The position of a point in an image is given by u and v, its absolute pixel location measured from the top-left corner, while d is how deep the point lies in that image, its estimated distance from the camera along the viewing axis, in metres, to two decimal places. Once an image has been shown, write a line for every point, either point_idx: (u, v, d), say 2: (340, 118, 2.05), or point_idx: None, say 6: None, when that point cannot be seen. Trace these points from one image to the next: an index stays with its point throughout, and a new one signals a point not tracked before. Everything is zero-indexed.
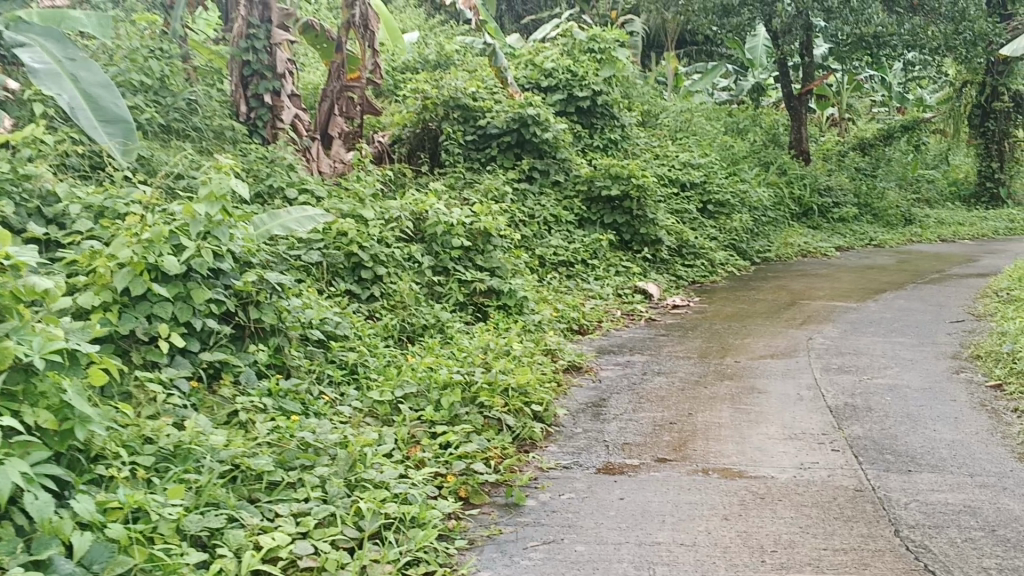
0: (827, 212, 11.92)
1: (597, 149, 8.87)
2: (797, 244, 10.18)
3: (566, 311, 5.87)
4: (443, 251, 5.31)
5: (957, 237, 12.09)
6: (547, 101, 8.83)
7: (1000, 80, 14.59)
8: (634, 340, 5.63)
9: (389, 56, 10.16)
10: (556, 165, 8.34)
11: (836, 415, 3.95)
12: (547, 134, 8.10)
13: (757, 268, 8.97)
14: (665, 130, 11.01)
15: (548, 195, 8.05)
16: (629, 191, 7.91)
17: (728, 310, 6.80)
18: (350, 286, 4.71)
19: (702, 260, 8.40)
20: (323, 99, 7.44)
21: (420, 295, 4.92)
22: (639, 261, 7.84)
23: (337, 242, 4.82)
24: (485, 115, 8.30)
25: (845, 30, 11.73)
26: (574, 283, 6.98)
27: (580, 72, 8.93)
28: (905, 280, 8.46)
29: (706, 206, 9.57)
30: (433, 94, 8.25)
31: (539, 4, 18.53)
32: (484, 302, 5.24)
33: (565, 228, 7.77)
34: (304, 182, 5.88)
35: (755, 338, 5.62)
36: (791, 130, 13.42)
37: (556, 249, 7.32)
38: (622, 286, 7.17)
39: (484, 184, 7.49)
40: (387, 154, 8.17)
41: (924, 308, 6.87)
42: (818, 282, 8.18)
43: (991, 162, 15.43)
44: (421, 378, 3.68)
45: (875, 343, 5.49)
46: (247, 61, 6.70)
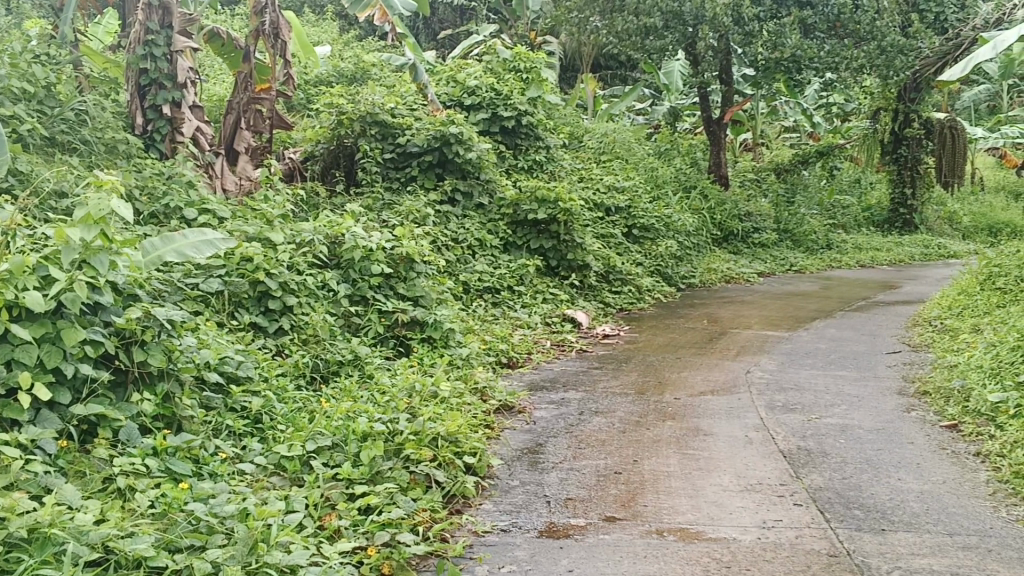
0: (749, 237, 11.83)
1: (521, 170, 8.54)
2: (720, 270, 10.00)
3: (493, 343, 5.48)
4: (360, 278, 4.86)
5: (875, 263, 12.12)
6: (470, 120, 8.46)
7: (912, 107, 14.83)
8: (566, 374, 5.27)
9: (302, 70, 9.69)
10: (480, 187, 7.98)
11: (793, 462, 3.64)
12: (471, 154, 7.73)
13: (684, 295, 8.74)
14: (588, 152, 10.77)
15: (472, 217, 7.66)
16: (557, 214, 7.59)
17: (661, 340, 6.50)
18: (255, 317, 4.24)
19: (630, 286, 8.12)
20: (228, 111, 6.99)
21: (334, 328, 4.47)
22: (566, 288, 7.51)
23: (241, 268, 4.34)
24: (405, 132, 7.90)
25: (765, 53, 11.72)
26: (500, 310, 6.61)
27: (504, 91, 8.60)
28: (833, 307, 8.33)
29: (631, 230, 9.31)
30: (349, 109, 7.83)
31: (456, 23, 18.20)
32: (407, 334, 4.79)
33: (490, 252, 7.39)
34: (206, 203, 5.40)
35: (694, 371, 5.32)
36: (710, 155, 13.34)
37: (482, 274, 6.93)
38: (550, 314, 6.83)
39: (405, 205, 7.06)
40: (300, 171, 7.91)
41: (858, 338, 6.69)
42: (748, 310, 7.97)
43: (904, 189, 15.68)
44: (336, 428, 3.23)
45: (818, 376, 5.25)
46: (145, 69, 6.17)
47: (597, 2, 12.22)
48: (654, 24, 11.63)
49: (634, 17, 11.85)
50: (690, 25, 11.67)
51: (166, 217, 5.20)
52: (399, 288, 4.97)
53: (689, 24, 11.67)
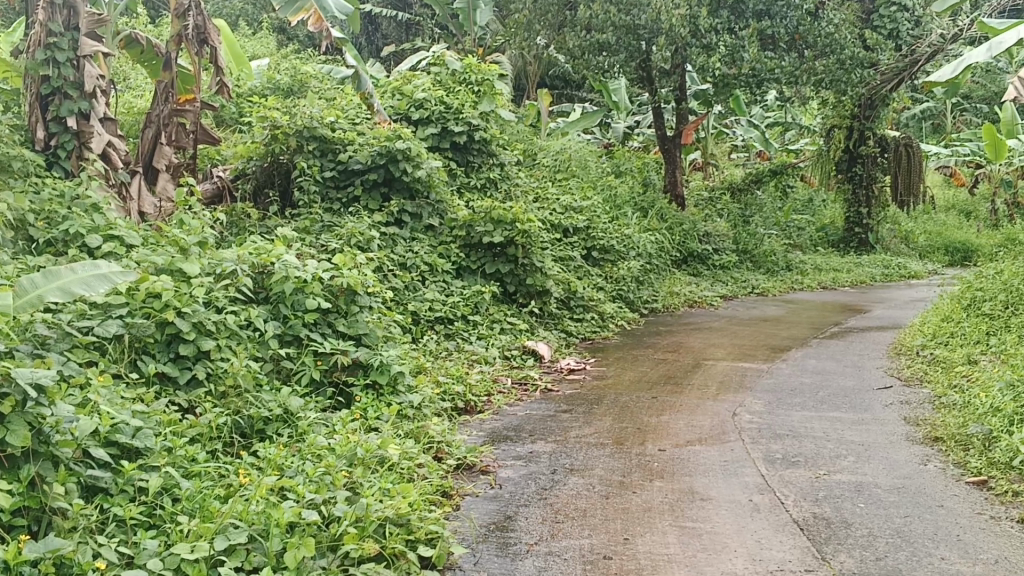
0: (708, 259, 11.33)
1: (473, 188, 7.92)
2: (682, 293, 9.46)
3: (447, 384, 4.83)
4: (292, 315, 4.18)
5: (838, 285, 11.71)
6: (418, 136, 7.81)
7: (867, 125, 14.54)
8: (532, 420, 4.65)
9: (234, 82, 8.95)
10: (429, 207, 7.34)
11: (810, 537, 3.06)
12: (420, 171, 7.08)
13: (648, 321, 8.17)
14: (542, 169, 10.17)
15: (421, 240, 7.01)
16: (513, 237, 6.98)
17: (632, 374, 5.90)
18: (163, 367, 3.57)
19: (592, 313, 7.54)
20: (147, 124, 6.29)
21: (260, 378, 3.80)
22: (525, 316, 6.90)
23: (146, 307, 3.67)
24: (347, 148, 7.25)
25: (723, 70, 11.35)
26: (453, 344, 5.97)
27: (454, 104, 7.96)
28: (807, 333, 7.82)
29: (589, 252, 8.75)
30: (284, 122, 7.15)
31: (400, 38, 17.58)
32: (348, 381, 4.11)
33: (441, 279, 6.75)
34: (114, 228, 4.69)
35: (674, 415, 4.73)
36: (665, 172, 12.82)
37: (433, 304, 6.27)
38: (508, 346, 6.22)
39: (346, 227, 6.39)
40: (230, 191, 7.27)
41: (842, 370, 6.18)
42: (718, 337, 7.43)
43: (860, 208, 15.31)
44: (255, 517, 2.57)
45: (811, 420, 4.69)
46: (48, 77, 5.40)
47: (548, 15, 11.64)
48: (607, 39, 11.12)
49: (586, 30, 11.34)
50: (645, 39, 11.15)
51: (64, 245, 4.48)
52: (339, 324, 4.29)
53: (644, 38, 11.16)
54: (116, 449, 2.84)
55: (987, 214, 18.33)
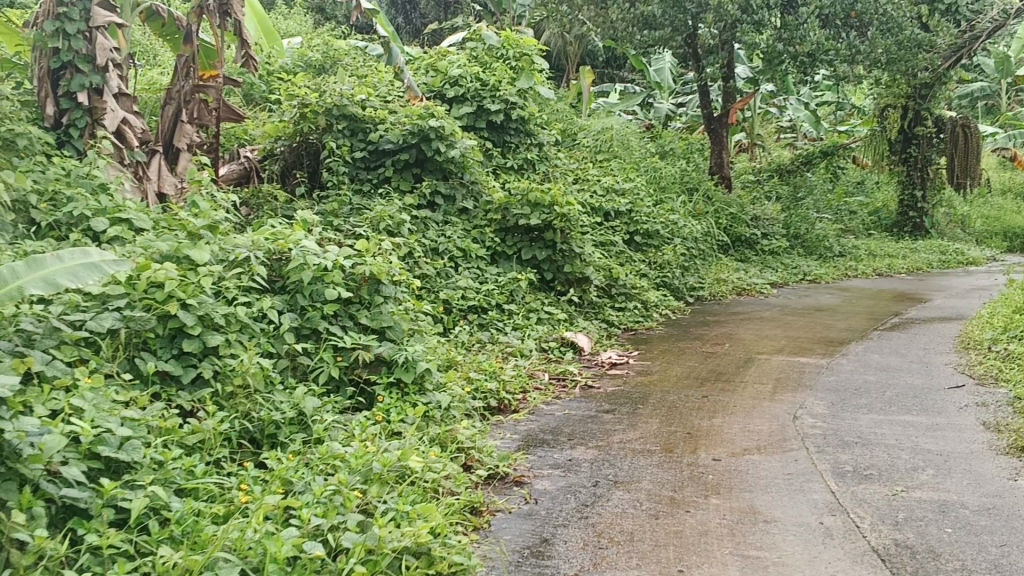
0: (756, 244, 10.84)
1: (510, 169, 7.52)
2: (730, 280, 9.01)
3: (479, 381, 4.45)
4: (310, 307, 3.81)
5: (893, 272, 11.16)
6: (453, 114, 7.41)
7: (923, 104, 13.88)
8: (571, 421, 4.26)
9: (263, 59, 8.60)
10: (463, 189, 6.95)
11: (894, 571, 2.64)
12: (454, 151, 6.69)
13: (694, 310, 7.73)
14: (583, 150, 9.74)
15: (454, 224, 6.62)
16: (552, 220, 6.56)
17: (679, 369, 5.48)
18: (164, 364, 3.23)
19: (635, 302, 7.12)
20: (166, 101, 5.96)
21: (272, 378, 3.45)
22: (563, 305, 6.49)
23: (148, 298, 3.33)
24: (378, 126, 6.88)
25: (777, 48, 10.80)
26: (487, 335, 5.59)
27: (491, 81, 7.55)
28: (864, 324, 7.35)
29: (632, 236, 8.32)
30: (313, 100, 6.78)
31: (439, 16, 17.06)
32: (370, 379, 3.75)
33: (474, 265, 6.35)
34: (123, 210, 4.35)
35: (727, 419, 4.31)
36: (711, 154, 12.30)
37: (466, 293, 5.89)
38: (546, 337, 5.83)
39: (374, 211, 6.03)
40: (258, 171, 6.90)
41: (908, 365, 5.70)
42: (770, 329, 6.97)
43: (914, 191, 14.67)
44: (251, 549, 2.23)
45: (879, 425, 4.25)
46: (58, 50, 5.09)
47: None
48: (652, 14, 10.65)
49: (630, 4, 10.85)
50: (694, 14, 10.65)
51: (68, 229, 4.16)
52: (362, 315, 3.92)
53: (692, 13, 10.66)
54: (100, 462, 2.52)
55: None
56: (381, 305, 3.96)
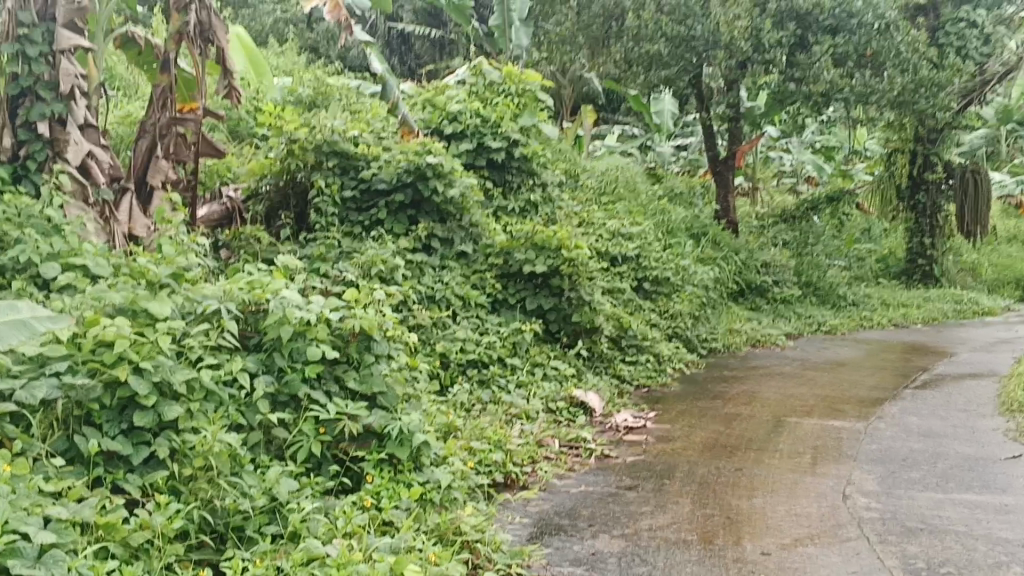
0: (767, 291, 10.35)
1: (512, 212, 7.02)
2: (742, 331, 8.50)
3: (483, 452, 3.91)
4: (289, 369, 3.27)
5: (909, 323, 10.67)
6: (451, 152, 6.92)
7: (932, 149, 13.49)
8: (589, 501, 3.71)
9: (251, 93, 8.14)
10: (462, 232, 6.44)
11: None
12: (453, 191, 6.20)
13: (708, 364, 7.20)
14: (588, 192, 9.26)
15: (452, 269, 6.11)
16: (559, 267, 6.03)
17: (702, 434, 4.94)
18: (111, 442, 2.69)
19: (647, 355, 6.60)
20: (142, 132, 5.48)
21: (241, 457, 2.90)
22: (571, 359, 5.96)
23: (93, 360, 2.78)
24: (370, 164, 6.40)
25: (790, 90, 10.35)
26: (489, 393, 5.05)
27: (492, 117, 7.04)
28: (893, 381, 6.82)
29: (641, 283, 7.83)
30: (301, 135, 6.29)
31: (434, 58, 16.71)
32: (358, 456, 3.20)
33: (474, 315, 5.82)
34: (80, 253, 3.82)
35: (768, 499, 3.77)
36: (717, 199, 11.84)
37: (465, 346, 5.37)
38: (553, 396, 5.29)
39: (365, 254, 5.53)
40: (240, 212, 6.46)
41: (954, 431, 5.16)
42: (794, 387, 6.45)
43: (923, 238, 14.19)
44: None
45: (941, 507, 3.71)
46: (17, 74, 4.63)
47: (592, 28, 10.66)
48: (659, 51, 10.22)
49: (634, 41, 10.42)
50: (702, 54, 10.27)
51: (13, 275, 3.62)
52: (351, 377, 3.36)
53: (699, 52, 10.24)
54: None
55: None
56: (373, 366, 3.41)
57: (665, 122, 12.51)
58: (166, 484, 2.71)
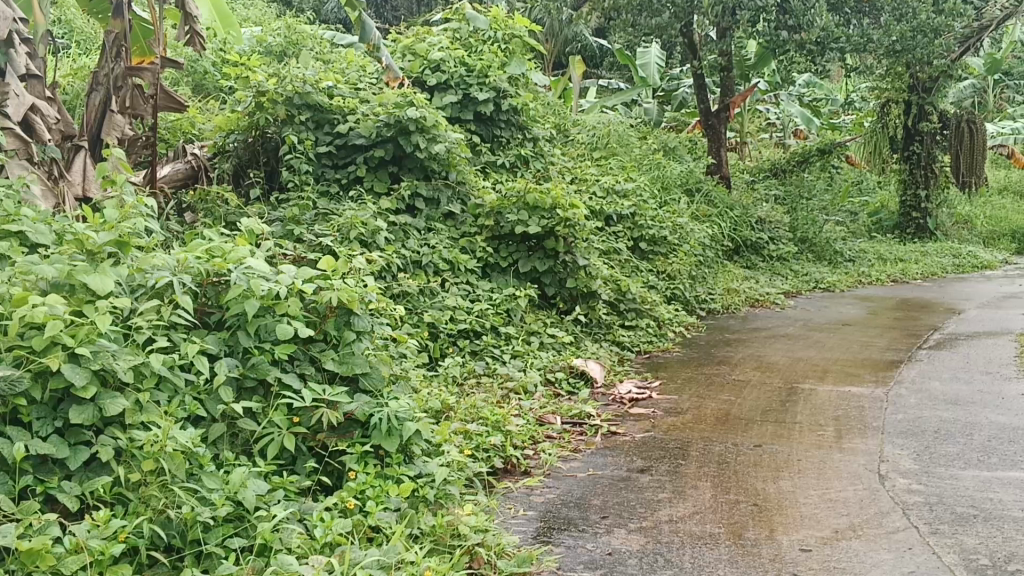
0: (763, 249, 9.96)
1: (501, 167, 6.57)
2: (742, 290, 8.12)
3: (479, 435, 3.51)
4: (257, 351, 2.85)
5: (908, 279, 10.32)
6: (435, 104, 6.38)
7: (926, 98, 13.10)
8: (600, 488, 3.32)
9: (219, 45, 7.62)
10: (447, 190, 5.98)
11: None
12: (437, 147, 5.73)
13: (710, 327, 6.81)
14: (577, 147, 8.80)
15: (439, 232, 5.66)
16: (553, 227, 5.60)
17: (714, 405, 4.55)
18: (41, 443, 2.28)
19: (647, 319, 6.21)
20: (94, 85, 5.01)
21: (200, 456, 2.49)
22: (568, 326, 5.56)
23: (20, 347, 2.36)
24: (346, 117, 5.97)
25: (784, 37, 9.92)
26: (482, 365, 4.65)
27: (478, 66, 6.55)
28: (906, 342, 6.45)
29: (636, 243, 7.42)
30: (270, 87, 5.82)
31: (411, 11, 16.08)
32: (338, 449, 2.78)
33: (464, 281, 5.40)
34: (16, 219, 3.37)
35: (797, 481, 3.39)
36: (710, 153, 11.40)
37: (455, 314, 4.96)
38: (551, 366, 4.89)
39: (342, 216, 5.09)
40: (206, 170, 6.00)
41: (983, 397, 4.79)
42: (804, 350, 6.07)
43: (917, 191, 13.68)
44: None
45: (989, 487, 3.35)
46: None
47: None
48: None
49: None
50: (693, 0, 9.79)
51: None
52: (330, 357, 2.93)
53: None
54: None
55: None
56: (354, 344, 2.98)
57: (651, 75, 11.84)
58: (110, 492, 2.30)
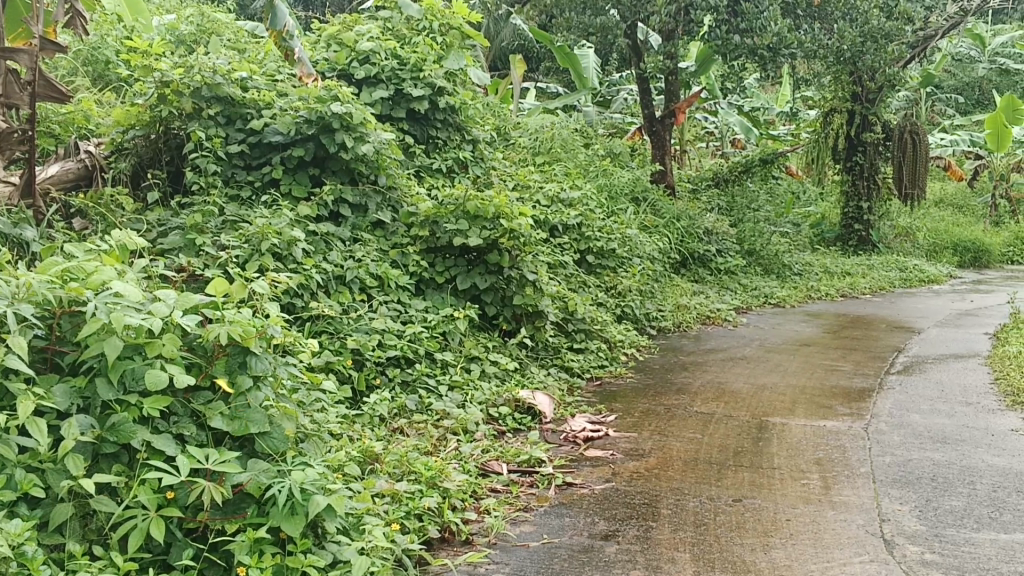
0: (710, 261, 9.50)
1: (437, 172, 5.95)
2: (692, 306, 7.63)
3: (411, 497, 2.89)
4: (119, 406, 2.20)
5: (857, 293, 9.97)
6: (363, 99, 5.74)
7: (870, 109, 12.74)
8: (557, 563, 2.72)
9: (125, 32, 6.86)
10: (377, 196, 5.35)
11: None
12: (365, 148, 5.10)
13: (663, 348, 6.28)
14: (518, 152, 8.23)
15: (366, 243, 5.02)
16: (495, 238, 5.01)
17: (679, 444, 4.00)
18: None
19: (597, 342, 5.66)
20: None
21: (28, 558, 1.84)
22: (511, 350, 4.97)
23: None
24: (261, 112, 5.34)
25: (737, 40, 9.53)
26: (414, 400, 4.04)
27: (412, 58, 5.92)
28: (872, 366, 5.99)
29: (583, 256, 6.90)
30: (175, 77, 5.16)
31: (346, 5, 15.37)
32: (224, 534, 2.15)
33: (395, 299, 4.77)
34: None
35: (791, 551, 2.84)
36: (655, 160, 10.94)
37: (383, 339, 4.34)
38: (494, 399, 4.30)
39: (253, 224, 4.46)
40: (102, 170, 5.33)
41: (972, 434, 4.31)
42: (766, 374, 5.57)
43: (859, 203, 13.49)
44: None
45: (1016, 556, 2.84)
46: None
47: None
48: None
49: None
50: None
51: None
52: (218, 412, 2.30)
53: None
54: None
55: (985, 211, 16.78)
56: (251, 393, 2.35)
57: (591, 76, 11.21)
58: None
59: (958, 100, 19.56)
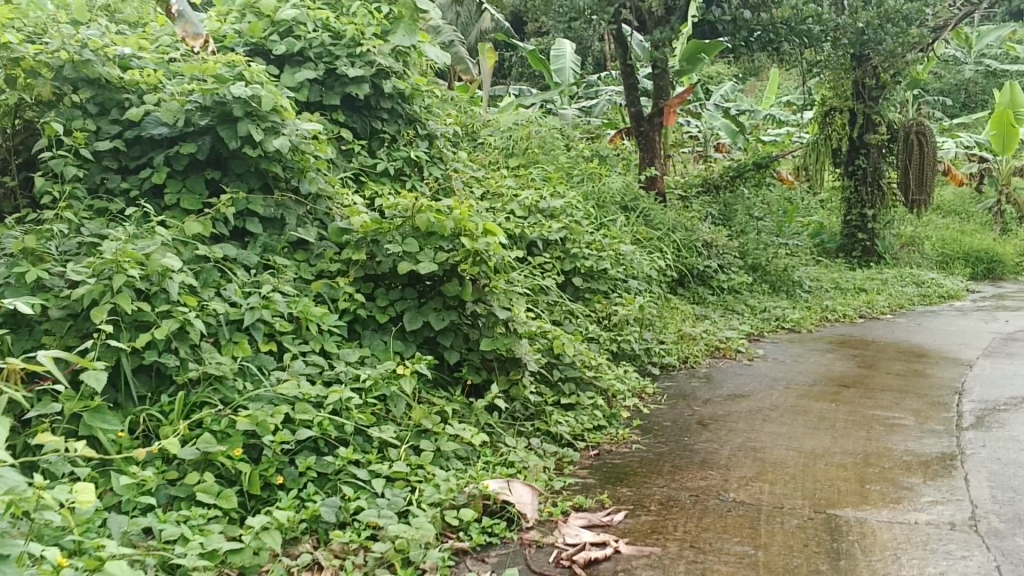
0: (711, 279, 8.26)
1: (382, 176, 4.67)
2: (698, 335, 6.38)
3: None
4: None
5: (876, 314, 8.72)
6: (283, 81, 4.44)
7: (875, 107, 11.46)
8: None
9: None
10: (298, 207, 4.05)
11: None
12: (277, 142, 3.76)
13: (671, 394, 4.99)
14: (489, 154, 6.96)
15: (280, 271, 3.73)
16: (454, 262, 3.70)
17: (723, 570, 2.70)
18: None
19: (590, 393, 4.37)
20: None
21: None
22: (478, 415, 3.68)
23: None
24: (144, 96, 4.02)
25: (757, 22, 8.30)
26: (332, 507, 2.73)
27: (348, 30, 4.62)
28: (937, 416, 4.74)
29: (568, 278, 5.64)
30: (22, 49, 3.75)
31: None
32: None
33: (318, 348, 3.46)
34: None
35: None
36: (643, 162, 9.58)
37: (291, 412, 3.01)
38: (453, 497, 2.98)
39: (107, 247, 3.15)
40: None
41: None
42: (811, 433, 4.28)
43: (863, 210, 12.13)
44: None
45: None
46: None
47: None
48: None
49: None
50: None
51: None
52: None
53: None
54: None
55: (988, 216, 15.67)
56: None
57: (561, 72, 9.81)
58: None
59: (946, 102, 18.56)
